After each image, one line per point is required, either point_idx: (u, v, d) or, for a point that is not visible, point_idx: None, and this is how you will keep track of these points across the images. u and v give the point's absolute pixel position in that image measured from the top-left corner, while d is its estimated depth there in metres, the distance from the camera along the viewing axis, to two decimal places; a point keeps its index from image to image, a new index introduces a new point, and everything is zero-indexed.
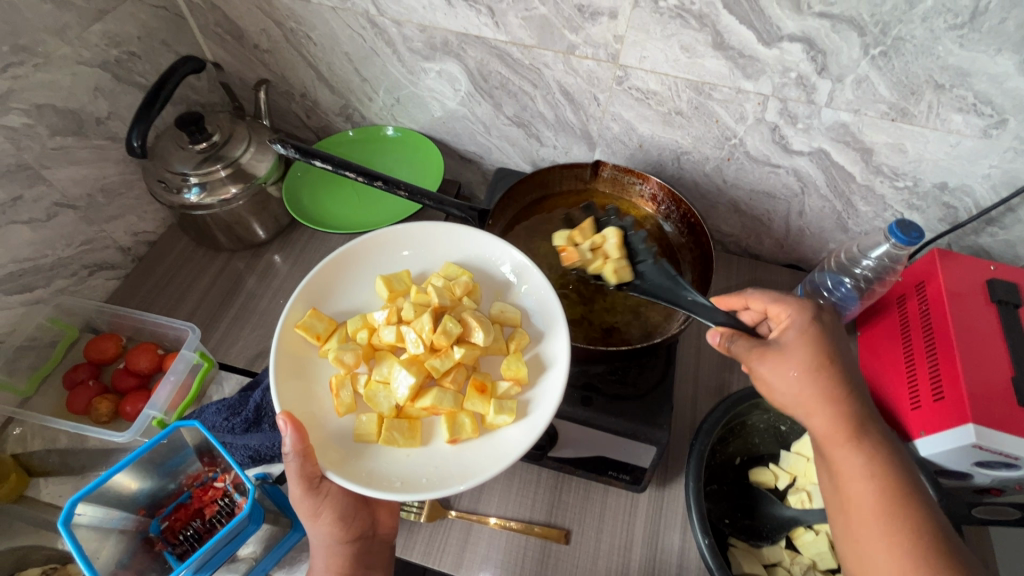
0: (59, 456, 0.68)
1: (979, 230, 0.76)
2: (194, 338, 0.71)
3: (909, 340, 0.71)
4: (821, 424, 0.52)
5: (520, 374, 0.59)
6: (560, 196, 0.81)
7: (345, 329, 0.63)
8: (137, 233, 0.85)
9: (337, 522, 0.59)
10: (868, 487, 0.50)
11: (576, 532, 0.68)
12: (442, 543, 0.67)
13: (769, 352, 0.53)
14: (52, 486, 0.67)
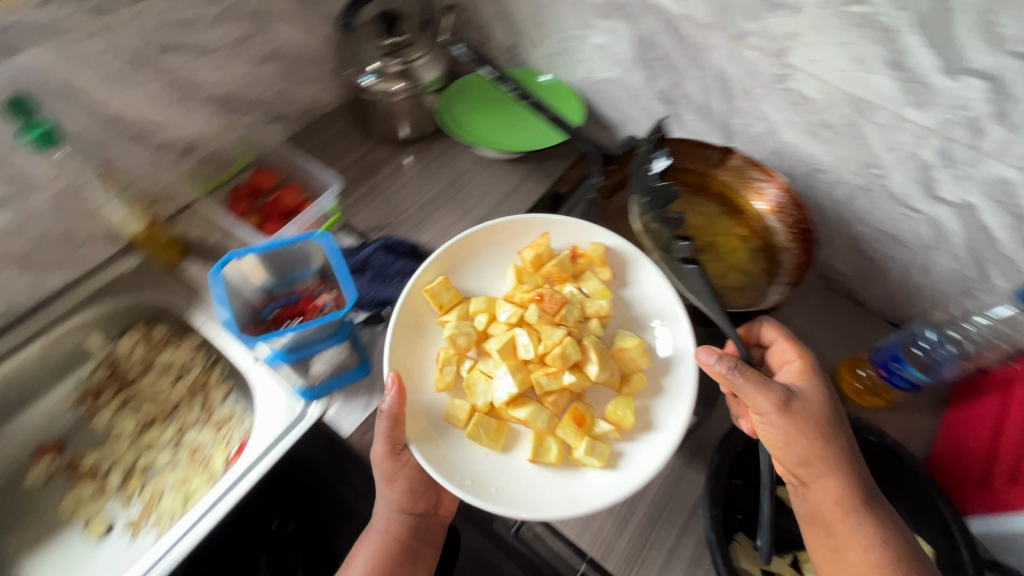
0: (208, 248, 0.83)
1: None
2: (334, 193, 0.84)
3: (1002, 423, 0.65)
4: (825, 485, 0.59)
5: (625, 421, 0.66)
6: (680, 171, 0.81)
7: (472, 310, 0.74)
8: (315, 103, 0.99)
9: (407, 491, 0.68)
10: (867, 558, 0.56)
11: None
12: None
13: (790, 407, 0.59)
14: (197, 268, 0.83)
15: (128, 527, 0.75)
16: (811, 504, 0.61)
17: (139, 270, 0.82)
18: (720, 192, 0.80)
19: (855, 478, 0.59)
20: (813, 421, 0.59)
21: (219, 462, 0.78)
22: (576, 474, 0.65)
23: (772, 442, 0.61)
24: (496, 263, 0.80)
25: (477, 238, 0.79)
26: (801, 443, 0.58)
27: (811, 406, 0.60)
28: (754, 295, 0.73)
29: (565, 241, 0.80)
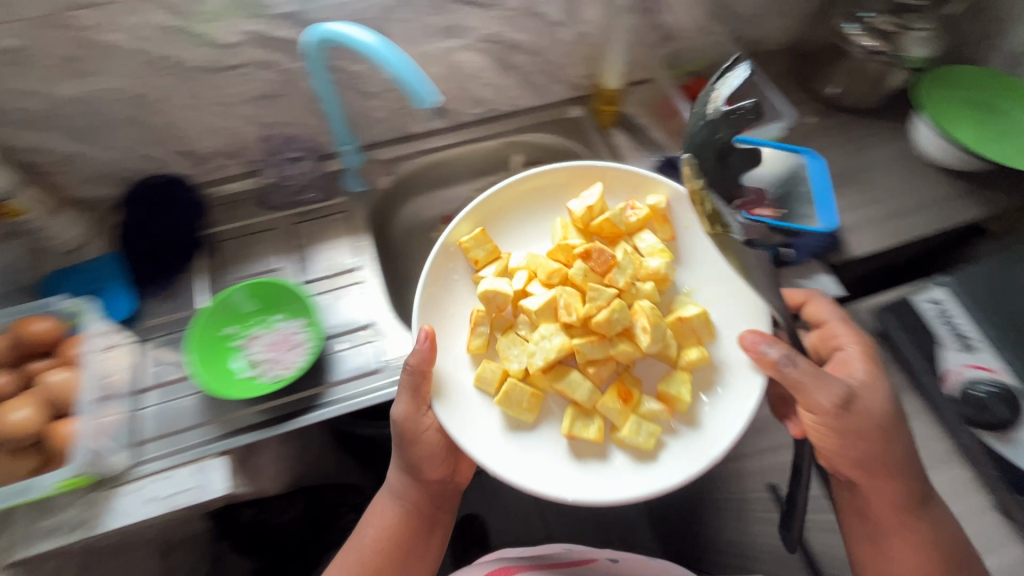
0: (634, 127, 0.93)
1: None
2: (780, 125, 0.80)
3: None
4: (886, 490, 0.61)
5: (681, 401, 0.62)
6: None
7: (517, 268, 0.70)
8: (780, 34, 0.98)
9: (429, 459, 0.68)
10: (924, 559, 0.60)
11: None
12: None
13: (851, 408, 0.59)
14: (618, 139, 0.93)
15: None
16: (871, 522, 0.63)
17: (575, 121, 0.95)
18: None
19: (949, 521, 0.59)
20: (886, 430, 0.59)
21: None
22: (613, 459, 0.62)
23: (822, 441, 0.61)
24: (536, 213, 0.75)
25: (522, 186, 0.74)
26: (872, 451, 0.59)
27: (885, 414, 0.59)
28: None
29: (620, 195, 0.74)
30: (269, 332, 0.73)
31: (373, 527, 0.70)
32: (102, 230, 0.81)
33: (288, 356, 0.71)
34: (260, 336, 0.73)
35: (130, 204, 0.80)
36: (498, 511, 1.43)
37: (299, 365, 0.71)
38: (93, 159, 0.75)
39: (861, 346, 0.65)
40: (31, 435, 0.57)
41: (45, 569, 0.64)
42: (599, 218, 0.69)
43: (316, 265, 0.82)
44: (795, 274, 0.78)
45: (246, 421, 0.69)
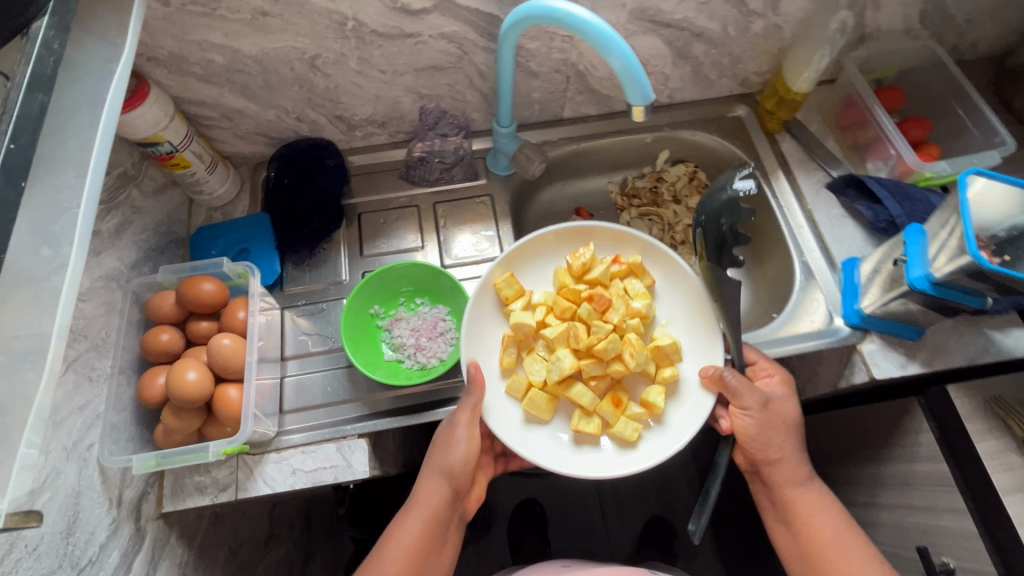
0: (808, 135, 0.84)
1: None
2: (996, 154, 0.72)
3: None
4: (783, 468, 0.68)
5: (654, 408, 0.67)
6: None
7: (540, 305, 0.71)
8: (994, 45, 0.85)
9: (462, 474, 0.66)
10: (826, 518, 0.66)
11: None
12: (1007, 463, 0.63)
13: (768, 408, 0.66)
14: (788, 146, 0.84)
15: None
16: (783, 514, 0.69)
17: (739, 121, 0.87)
18: None
19: (830, 501, 0.68)
20: (786, 421, 0.68)
21: None
22: (602, 446, 0.69)
23: (750, 437, 0.67)
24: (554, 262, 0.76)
25: (543, 243, 0.75)
26: (773, 440, 0.67)
27: (789, 415, 0.68)
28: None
29: (607, 249, 0.75)
30: (413, 316, 0.74)
31: (403, 541, 0.63)
32: (248, 188, 0.80)
33: (432, 344, 0.72)
34: (404, 320, 0.74)
35: (278, 165, 0.78)
36: (563, 508, 1.38)
37: (443, 356, 0.71)
38: (252, 116, 0.73)
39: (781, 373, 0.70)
40: (200, 400, 0.57)
41: (188, 518, 0.66)
42: (593, 271, 0.71)
43: (457, 249, 0.79)
44: (986, 322, 0.70)
45: (385, 406, 0.69)
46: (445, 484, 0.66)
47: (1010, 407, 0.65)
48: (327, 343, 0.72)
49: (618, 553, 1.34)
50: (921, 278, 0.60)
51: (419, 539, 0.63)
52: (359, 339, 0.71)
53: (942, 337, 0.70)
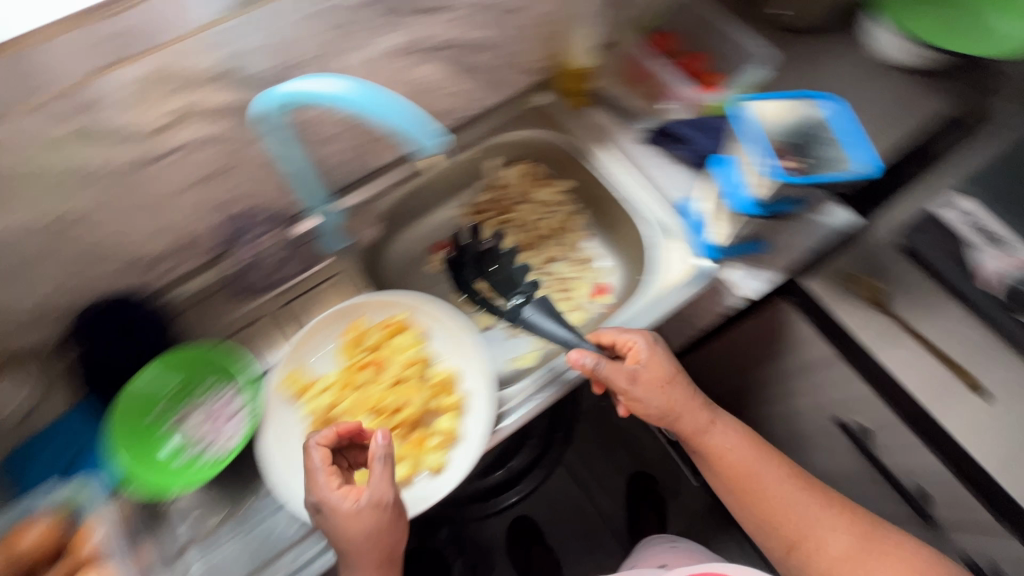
0: (612, 99, 0.87)
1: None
2: (762, 69, 0.81)
3: None
4: (687, 419, 0.68)
5: (448, 434, 0.63)
6: None
7: (327, 386, 0.66)
8: None
9: (391, 531, 0.54)
10: (734, 444, 0.68)
11: (1000, 400, 0.67)
12: (868, 324, 0.72)
13: (641, 379, 0.66)
14: (599, 115, 0.87)
15: None
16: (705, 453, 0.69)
17: (547, 109, 0.89)
18: None
19: (739, 433, 0.70)
20: (667, 381, 0.67)
21: (586, 296, 0.88)
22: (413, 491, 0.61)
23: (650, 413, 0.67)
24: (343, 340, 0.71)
25: (321, 327, 0.69)
26: (660, 405, 0.67)
27: (665, 372, 0.67)
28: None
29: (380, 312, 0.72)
30: (204, 403, 0.64)
31: None
32: (62, 379, 0.67)
33: (229, 427, 0.62)
34: (194, 410, 0.63)
35: (79, 342, 0.65)
36: (551, 514, 1.35)
37: (241, 438, 0.62)
38: (16, 306, 0.60)
39: (638, 336, 0.67)
40: None
41: None
42: (368, 339, 0.69)
43: None
44: (808, 212, 0.79)
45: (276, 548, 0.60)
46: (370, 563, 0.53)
47: (854, 276, 0.74)
48: (217, 511, 0.62)
49: (617, 527, 1.34)
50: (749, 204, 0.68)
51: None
52: (138, 455, 0.60)
53: (779, 241, 0.77)
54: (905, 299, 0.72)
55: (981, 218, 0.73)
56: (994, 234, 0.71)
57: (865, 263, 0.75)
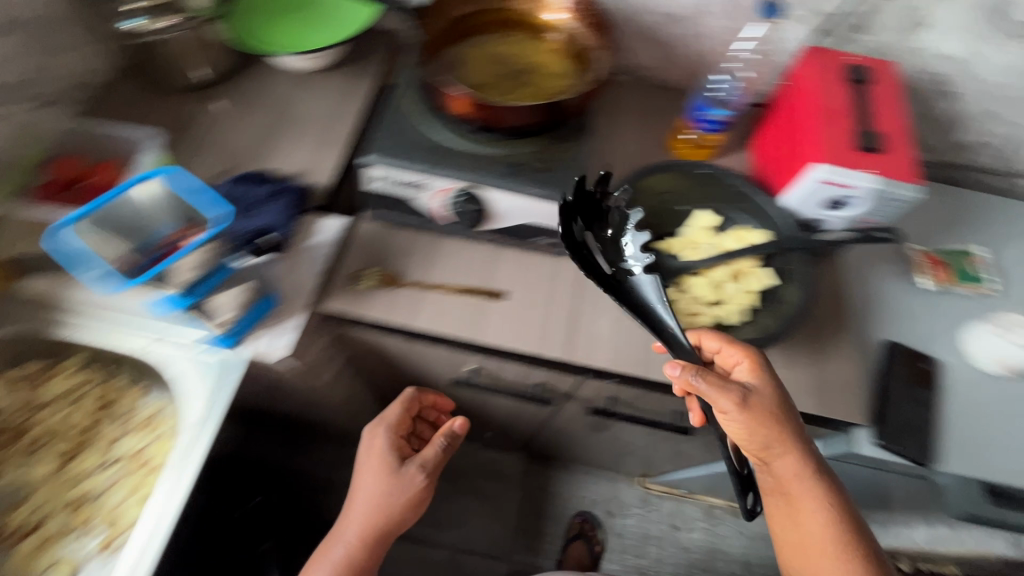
0: (33, 258, 0.73)
1: (916, 29, 0.85)
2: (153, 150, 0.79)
3: (796, 125, 0.78)
4: (784, 462, 0.67)
5: None
6: (479, 13, 0.81)
7: None
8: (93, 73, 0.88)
9: (388, 518, 0.82)
10: (812, 495, 0.68)
11: (513, 290, 0.77)
12: (396, 303, 0.75)
13: (752, 404, 0.64)
14: (33, 283, 0.74)
15: (100, 548, 0.71)
16: (769, 474, 0.70)
17: None
18: (514, 19, 0.82)
19: (808, 463, 0.67)
20: (767, 415, 0.65)
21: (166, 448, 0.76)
22: None
23: (741, 436, 0.66)
24: None
25: None
26: (765, 434, 0.65)
27: (769, 403, 0.66)
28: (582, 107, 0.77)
29: None
30: None
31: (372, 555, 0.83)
32: None
33: None
34: None
35: None
36: None
37: None
38: None
39: (747, 358, 0.67)
40: None
41: None
42: None
43: None
44: (299, 242, 0.79)
45: None
46: (351, 528, 0.82)
47: (366, 273, 0.76)
48: None
49: None
50: (173, 296, 0.63)
51: (371, 555, 0.83)
52: None
53: (287, 285, 0.75)
54: (411, 265, 0.78)
55: (394, 173, 0.73)
56: (413, 178, 0.73)
57: (369, 252, 0.79)
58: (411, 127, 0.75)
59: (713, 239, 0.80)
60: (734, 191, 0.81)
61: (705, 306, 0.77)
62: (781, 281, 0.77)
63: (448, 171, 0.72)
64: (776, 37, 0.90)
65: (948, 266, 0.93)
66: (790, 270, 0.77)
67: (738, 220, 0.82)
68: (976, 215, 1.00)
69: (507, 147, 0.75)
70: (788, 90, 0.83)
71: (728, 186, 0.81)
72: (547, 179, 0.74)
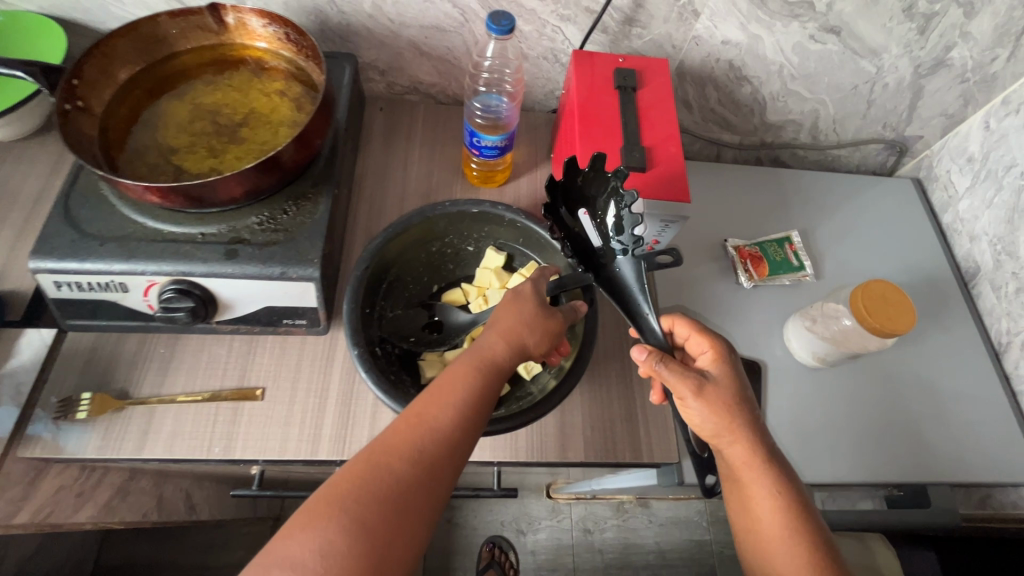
0: None
1: (691, 18, 0.80)
2: None
3: (568, 147, 0.71)
4: (740, 455, 0.56)
5: None
6: (181, 62, 0.67)
7: None
8: None
9: (534, 336, 0.57)
10: (769, 498, 0.56)
11: (272, 387, 0.66)
12: (121, 431, 0.62)
13: (708, 394, 0.56)
14: None
15: None
16: (722, 461, 0.59)
17: None
18: (230, 64, 0.68)
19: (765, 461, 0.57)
20: (725, 405, 0.56)
21: None
22: None
23: (704, 426, 0.57)
24: None
25: None
26: (710, 420, 0.56)
27: (726, 392, 0.57)
28: (313, 154, 0.64)
29: None
30: None
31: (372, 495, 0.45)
32: None
33: None
34: None
35: None
36: None
37: None
38: None
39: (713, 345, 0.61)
40: None
41: None
42: None
43: None
44: None
45: None
46: (502, 350, 0.55)
47: (76, 401, 0.62)
48: None
49: None
50: None
51: (472, 396, 0.52)
52: None
53: None
54: (141, 378, 0.65)
55: (77, 279, 0.58)
56: (105, 280, 0.59)
57: (84, 372, 0.64)
58: (98, 216, 0.60)
59: (501, 282, 0.72)
60: (519, 226, 0.72)
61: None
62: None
63: (143, 267, 0.58)
64: (553, 40, 0.81)
65: (763, 260, 0.90)
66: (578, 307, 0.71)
67: (528, 257, 0.76)
68: (785, 198, 0.99)
69: (227, 221, 0.62)
70: (565, 103, 0.76)
71: (509, 222, 0.73)
72: (274, 254, 0.60)
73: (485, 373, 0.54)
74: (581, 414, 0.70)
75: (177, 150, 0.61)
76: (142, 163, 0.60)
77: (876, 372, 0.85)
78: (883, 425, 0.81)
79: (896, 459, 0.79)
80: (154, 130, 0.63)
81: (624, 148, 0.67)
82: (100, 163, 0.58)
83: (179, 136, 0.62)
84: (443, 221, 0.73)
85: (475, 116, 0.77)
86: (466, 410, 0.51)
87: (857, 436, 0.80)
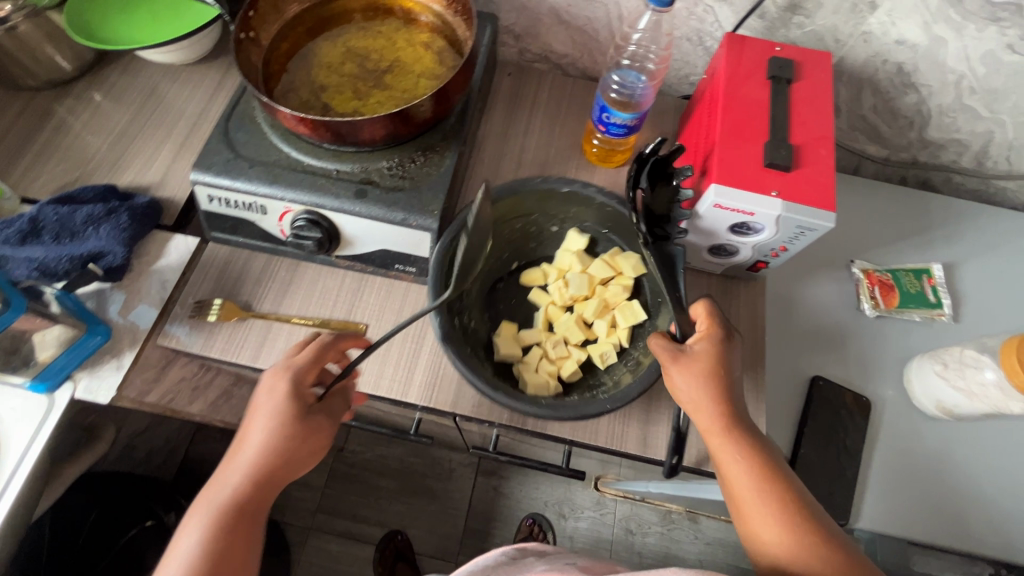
0: None
1: (866, 11, 0.72)
2: None
3: (704, 134, 0.67)
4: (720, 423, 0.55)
5: None
6: (341, 4, 0.70)
7: None
8: None
9: (290, 460, 0.55)
10: (742, 469, 0.54)
11: (375, 325, 0.69)
12: (241, 339, 0.68)
13: (687, 364, 0.57)
14: None
15: None
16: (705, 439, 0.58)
17: None
18: (383, 11, 0.71)
19: (755, 455, 0.54)
20: (703, 372, 0.56)
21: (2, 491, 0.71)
22: None
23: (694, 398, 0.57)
24: None
25: None
26: (702, 397, 0.56)
27: (706, 365, 0.57)
28: (448, 109, 0.66)
29: None
30: None
31: None
32: None
33: None
34: None
35: None
36: None
37: None
38: None
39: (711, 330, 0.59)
40: None
41: None
42: None
43: None
44: (146, 264, 0.72)
45: None
46: (239, 478, 0.53)
47: (208, 305, 0.68)
48: None
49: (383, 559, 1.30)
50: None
51: (207, 541, 0.50)
52: None
53: (123, 319, 0.68)
54: (263, 295, 0.71)
55: (227, 195, 0.64)
56: (249, 200, 0.64)
57: (216, 281, 0.71)
58: (251, 141, 0.66)
59: (582, 267, 0.70)
60: (608, 211, 0.68)
61: (574, 348, 0.68)
62: (653, 314, 0.68)
63: (284, 192, 0.62)
64: (703, 20, 0.77)
65: (894, 290, 0.82)
66: (661, 301, 0.67)
67: (613, 243, 0.72)
68: (929, 226, 0.89)
69: (359, 161, 0.65)
70: (707, 88, 0.72)
71: (599, 206, 0.69)
72: (399, 199, 0.63)
73: (220, 513, 0.51)
74: (667, 414, 0.67)
75: (327, 90, 0.65)
76: (295, 98, 0.64)
77: (1003, 437, 0.75)
78: (1000, 495, 0.72)
79: (1011, 537, 0.70)
80: (309, 67, 0.67)
81: (770, 142, 0.62)
82: (261, 92, 0.63)
83: (330, 75, 0.66)
84: (532, 198, 0.70)
85: (609, 91, 0.75)
86: (191, 561, 0.49)
87: (968, 501, 0.72)
